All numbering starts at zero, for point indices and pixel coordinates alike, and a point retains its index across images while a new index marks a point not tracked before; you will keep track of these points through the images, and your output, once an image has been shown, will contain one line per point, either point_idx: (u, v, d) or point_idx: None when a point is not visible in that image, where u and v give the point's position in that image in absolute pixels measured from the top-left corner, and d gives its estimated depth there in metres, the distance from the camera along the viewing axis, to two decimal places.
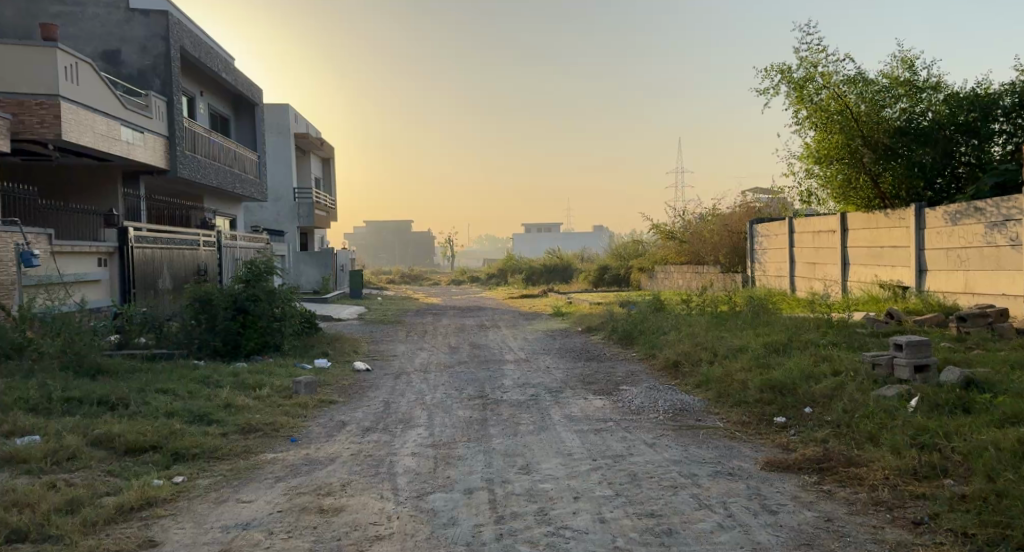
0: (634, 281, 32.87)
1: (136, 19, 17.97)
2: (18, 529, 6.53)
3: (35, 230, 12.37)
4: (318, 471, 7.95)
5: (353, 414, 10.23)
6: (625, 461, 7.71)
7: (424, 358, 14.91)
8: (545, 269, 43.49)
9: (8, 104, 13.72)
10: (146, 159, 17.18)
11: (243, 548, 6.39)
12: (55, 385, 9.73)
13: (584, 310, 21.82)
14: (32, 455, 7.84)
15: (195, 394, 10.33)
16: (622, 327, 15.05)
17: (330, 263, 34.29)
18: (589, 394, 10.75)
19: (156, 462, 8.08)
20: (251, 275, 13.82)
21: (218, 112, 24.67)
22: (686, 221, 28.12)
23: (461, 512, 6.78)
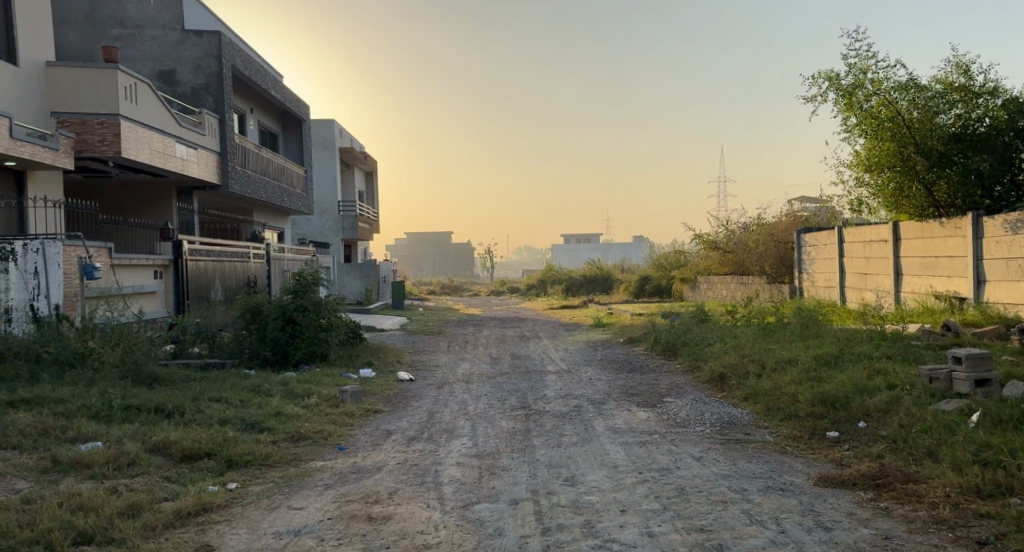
0: (676, 291, 32.76)
1: (190, 40, 18.46)
2: (84, 532, 6.69)
3: (95, 243, 12.76)
4: (366, 479, 8.09)
5: (398, 424, 10.38)
6: (672, 475, 7.72)
7: (467, 368, 15.04)
8: (586, 279, 43.46)
9: (72, 123, 14.33)
10: (200, 174, 17.62)
11: None
12: (115, 392, 10.02)
13: (626, 320, 21.79)
14: (95, 460, 8.07)
15: (246, 403, 10.54)
16: (665, 338, 15.02)
17: (373, 274, 34.68)
18: (633, 405, 10.78)
19: (210, 469, 8.29)
20: (299, 286, 14.10)
21: (267, 127, 25.17)
22: (729, 231, 27.99)
23: (507, 522, 6.86)
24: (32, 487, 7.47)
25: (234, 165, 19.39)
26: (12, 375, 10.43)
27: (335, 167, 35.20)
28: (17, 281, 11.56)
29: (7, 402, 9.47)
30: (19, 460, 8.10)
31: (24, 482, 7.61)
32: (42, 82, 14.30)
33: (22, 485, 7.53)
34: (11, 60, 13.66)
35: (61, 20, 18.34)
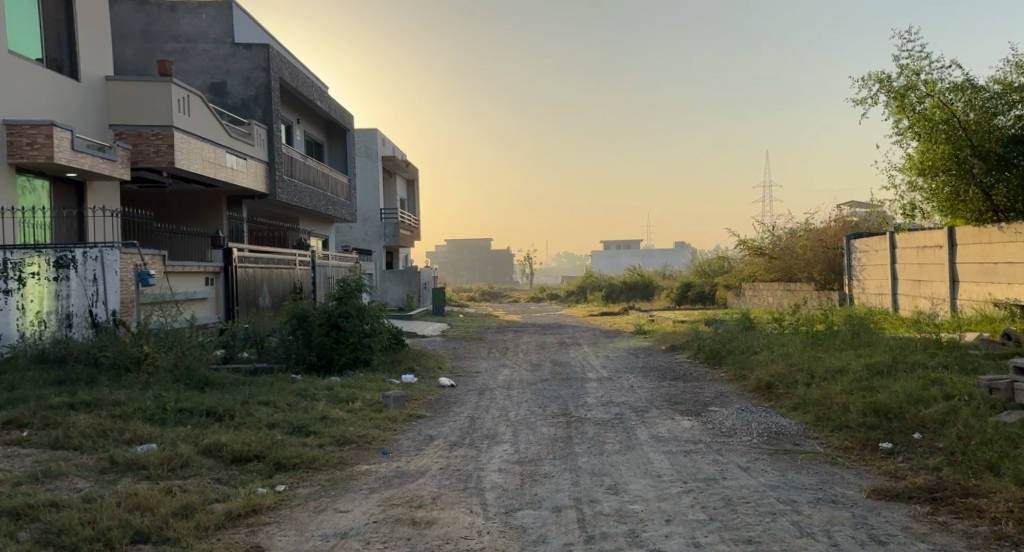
0: (720, 298, 32.54)
1: (240, 53, 18.84)
2: (140, 531, 6.80)
3: (150, 251, 13.07)
4: (410, 484, 8.18)
5: (441, 429, 10.47)
6: (718, 485, 7.69)
7: (508, 375, 15.08)
8: (626, 286, 43.31)
9: (129, 135, 14.76)
10: (249, 184, 17.98)
11: None
12: (169, 396, 10.25)
13: (668, 328, 21.67)
14: (150, 461, 8.27)
15: (293, 407, 10.72)
16: (709, 346, 14.93)
17: (415, 281, 34.94)
18: (676, 414, 10.75)
19: (260, 471, 8.45)
20: (343, 292, 14.32)
21: (313, 136, 25.58)
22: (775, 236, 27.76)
23: (550, 529, 6.90)
24: (90, 487, 7.65)
25: (282, 174, 19.75)
26: (72, 378, 10.74)
27: (378, 175, 35.58)
28: (77, 289, 11.91)
29: (66, 404, 9.75)
30: (79, 461, 8.33)
31: (85, 481, 7.80)
32: (100, 97, 14.75)
33: (82, 484, 7.73)
34: (73, 75, 14.13)
35: (118, 36, 18.90)
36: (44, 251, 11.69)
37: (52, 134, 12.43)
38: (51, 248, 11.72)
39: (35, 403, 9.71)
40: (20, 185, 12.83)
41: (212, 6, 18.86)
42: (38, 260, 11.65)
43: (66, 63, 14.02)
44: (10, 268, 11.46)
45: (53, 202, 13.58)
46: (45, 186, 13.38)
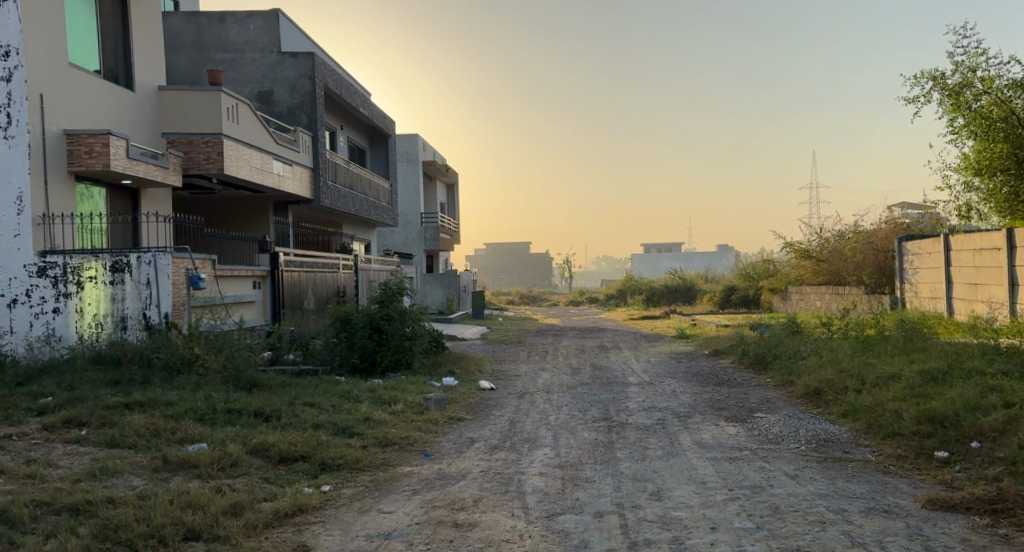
0: (765, 302, 32.17)
1: (287, 62, 19.19)
2: (192, 528, 6.88)
3: (201, 255, 13.30)
4: (451, 486, 8.22)
5: (481, 432, 10.51)
6: (765, 492, 7.61)
7: (547, 378, 15.06)
8: (668, 289, 43.00)
9: (181, 143, 15.10)
10: (295, 190, 18.27)
11: None
12: (219, 396, 10.44)
13: (711, 332, 21.49)
14: (201, 460, 8.41)
15: (337, 408, 10.84)
16: (754, 351, 14.78)
17: (453, 284, 35.11)
18: (721, 420, 10.65)
19: (306, 471, 8.56)
20: (386, 295, 14.44)
21: (356, 142, 25.88)
22: (823, 239, 27.40)
23: (593, 535, 6.88)
24: (145, 484, 7.80)
25: (326, 180, 20.04)
26: (127, 378, 10.99)
27: (418, 180, 35.88)
28: (132, 292, 12.19)
29: (122, 404, 9.98)
30: (133, 459, 8.50)
31: (140, 479, 7.97)
32: (153, 105, 15.08)
33: (136, 482, 7.89)
34: (128, 85, 14.47)
35: (169, 46, 19.32)
36: (101, 256, 12.01)
37: (109, 142, 12.73)
38: (107, 253, 12.04)
39: (92, 402, 9.96)
40: (79, 192, 13.13)
41: (259, 16, 19.19)
42: (96, 265, 11.97)
43: (121, 73, 14.36)
44: (70, 273, 11.79)
45: (109, 208, 13.90)
46: (102, 193, 13.69)
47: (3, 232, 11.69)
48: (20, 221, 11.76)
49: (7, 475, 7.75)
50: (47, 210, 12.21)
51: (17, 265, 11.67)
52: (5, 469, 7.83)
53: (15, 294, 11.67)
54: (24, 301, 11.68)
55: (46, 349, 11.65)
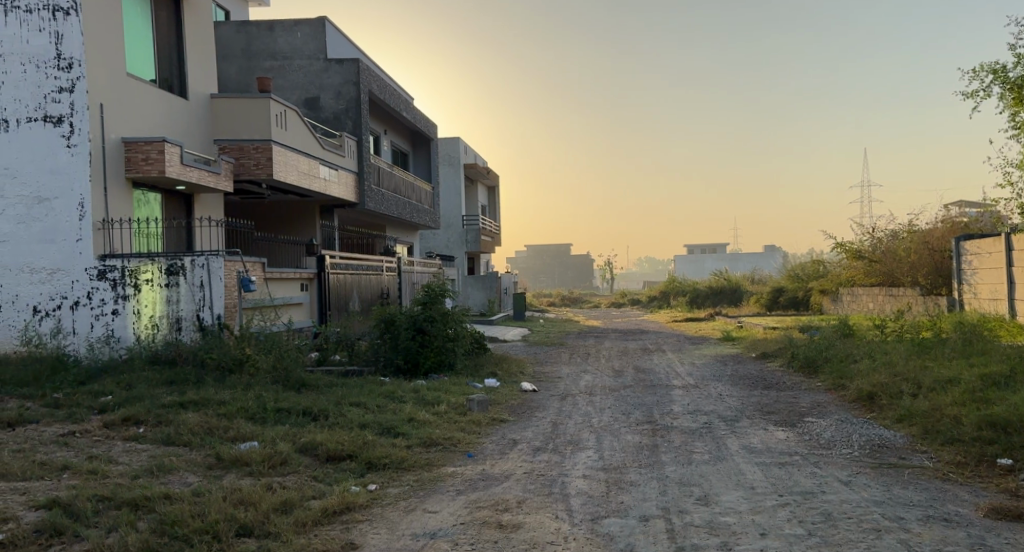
0: (815, 304, 31.69)
1: (333, 68, 19.42)
2: (244, 524, 6.96)
3: (252, 258, 13.51)
4: (495, 487, 8.23)
5: (524, 434, 10.49)
6: (817, 499, 7.48)
7: (590, 381, 15.00)
8: (712, 291, 42.63)
9: (232, 149, 15.36)
10: (340, 194, 18.47)
11: None
12: (269, 396, 10.58)
13: (758, 334, 21.22)
14: (252, 458, 8.52)
15: (382, 408, 10.91)
16: (804, 354, 14.56)
17: (494, 286, 35.17)
18: (770, 424, 10.50)
19: (353, 470, 8.64)
20: (428, 298, 14.47)
21: (399, 146, 26.06)
22: (875, 239, 26.92)
23: (639, 539, 6.81)
24: (199, 481, 7.93)
25: (371, 184, 20.22)
26: (181, 378, 11.20)
27: (460, 183, 36.04)
28: (186, 294, 12.50)
29: (177, 403, 10.17)
30: (188, 456, 8.66)
31: (194, 476, 8.10)
32: (206, 113, 15.38)
33: (191, 479, 8.02)
34: (182, 92, 14.76)
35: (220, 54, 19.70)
36: (157, 259, 12.33)
37: (165, 149, 12.99)
38: (163, 256, 12.34)
39: (149, 401, 10.16)
40: (136, 197, 13.40)
41: (306, 24, 19.47)
42: (152, 268, 12.31)
43: (175, 81, 14.66)
44: (127, 276, 12.19)
45: (164, 213, 14.21)
46: (157, 198, 13.98)
47: (66, 238, 12.12)
48: (83, 227, 12.13)
49: (70, 470, 7.94)
50: (107, 214, 12.54)
51: (78, 268, 12.12)
52: (68, 464, 8.03)
53: (77, 296, 12.14)
54: (85, 303, 12.14)
55: (107, 349, 12.05)
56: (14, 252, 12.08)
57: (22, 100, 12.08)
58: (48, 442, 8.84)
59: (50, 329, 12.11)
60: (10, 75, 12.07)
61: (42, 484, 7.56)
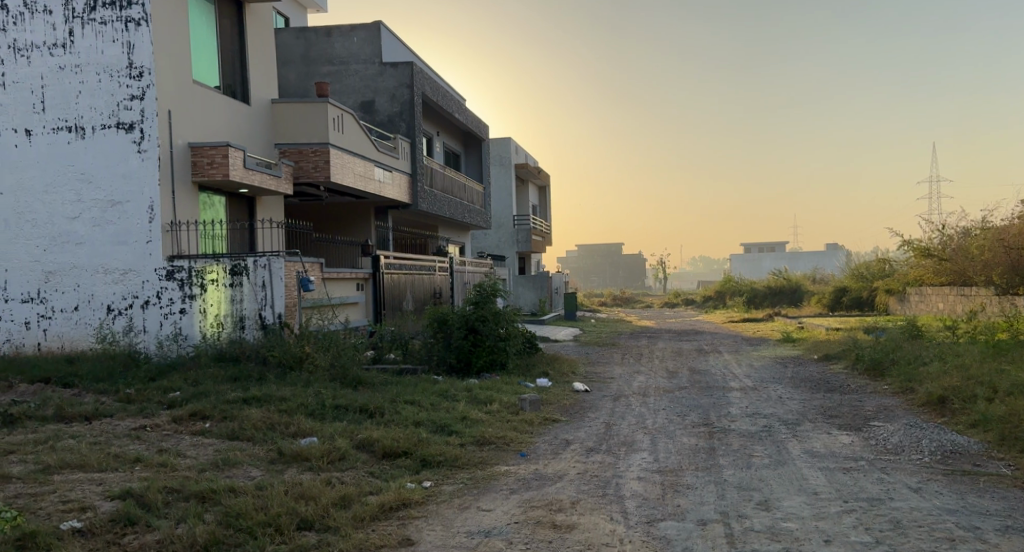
0: (881, 304, 31.21)
1: (388, 72, 19.75)
2: (306, 518, 7.15)
3: (310, 259, 13.84)
4: (549, 487, 8.33)
5: (577, 434, 10.57)
6: (884, 506, 7.40)
7: (644, 381, 15.00)
8: (771, 291, 42.12)
9: (292, 152, 15.75)
10: (394, 195, 18.77)
11: None
12: (328, 393, 10.84)
13: (819, 336, 21.03)
14: (312, 454, 8.75)
15: (436, 406, 11.10)
16: (870, 356, 14.36)
17: (545, 286, 35.26)
18: (833, 428, 10.40)
19: (408, 467, 8.81)
20: (480, 297, 14.64)
21: (451, 148, 26.36)
22: (945, 237, 26.37)
23: (696, 542, 6.83)
24: (262, 476, 8.17)
25: (424, 185, 20.50)
26: (245, 374, 11.55)
27: (510, 183, 36.27)
28: (249, 293, 12.82)
29: (241, 399, 10.49)
30: (251, 451, 8.94)
31: (257, 470, 8.36)
32: (267, 117, 15.76)
33: (255, 473, 8.28)
34: (244, 98, 15.15)
35: (280, 61, 20.19)
36: (221, 260, 12.68)
37: (229, 153, 13.35)
38: (227, 257, 12.69)
39: (215, 397, 10.50)
40: (203, 200, 13.83)
41: (363, 29, 19.86)
42: (216, 268, 12.67)
43: (238, 88, 15.07)
44: (194, 276, 12.64)
45: (228, 215, 14.64)
46: (222, 201, 14.40)
47: (137, 239, 12.66)
48: (152, 229, 12.62)
49: (142, 463, 8.27)
50: (175, 217, 12.95)
51: (149, 268, 12.65)
52: (140, 457, 8.36)
53: (147, 296, 12.66)
54: (155, 303, 12.66)
55: (174, 347, 12.50)
56: (91, 253, 12.78)
57: (97, 108, 12.75)
58: (121, 435, 9.21)
59: (123, 327, 12.69)
60: (87, 85, 12.78)
61: (117, 476, 7.89)
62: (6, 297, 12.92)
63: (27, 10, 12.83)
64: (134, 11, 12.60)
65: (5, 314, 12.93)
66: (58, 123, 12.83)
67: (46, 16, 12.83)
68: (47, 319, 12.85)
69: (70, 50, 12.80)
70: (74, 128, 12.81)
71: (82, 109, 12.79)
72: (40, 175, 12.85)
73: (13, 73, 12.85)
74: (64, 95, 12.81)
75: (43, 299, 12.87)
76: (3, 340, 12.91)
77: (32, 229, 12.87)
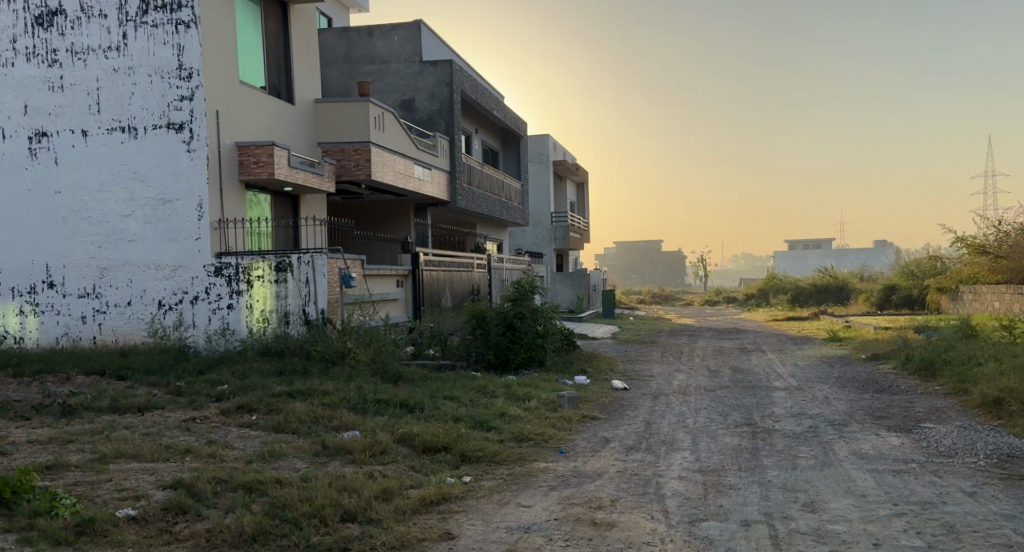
0: (933, 303, 30.80)
1: (428, 70, 19.91)
2: (349, 510, 7.28)
3: (352, 256, 14.04)
4: (588, 484, 8.38)
5: (616, 432, 10.62)
6: (936, 510, 7.34)
7: (684, 380, 14.97)
8: (817, 289, 41.60)
9: (334, 151, 15.96)
10: (433, 193, 18.93)
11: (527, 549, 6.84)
12: (369, 388, 11.03)
13: (867, 335, 20.74)
14: (355, 447, 8.91)
15: (475, 402, 11.22)
16: (921, 356, 14.17)
17: (584, 283, 35.24)
18: (881, 429, 10.30)
19: (448, 462, 8.93)
20: (518, 294, 14.75)
21: (490, 145, 26.50)
22: (1001, 234, 25.87)
23: (739, 543, 6.84)
24: (307, 468, 8.35)
25: (462, 183, 20.65)
26: (290, 368, 11.78)
27: (548, 180, 36.33)
28: (293, 289, 13.02)
29: (286, 392, 10.71)
30: (297, 443, 9.13)
31: (302, 463, 8.54)
32: (310, 116, 16.01)
33: (300, 465, 8.46)
34: (289, 98, 15.40)
35: (322, 60, 20.47)
36: (267, 256, 12.93)
37: (274, 153, 13.55)
38: (273, 254, 12.93)
39: (261, 390, 10.73)
40: (249, 199, 14.10)
41: (404, 28, 20.04)
42: (262, 265, 12.93)
43: (283, 88, 15.32)
44: (241, 272, 12.90)
45: (274, 213, 14.91)
46: (267, 199, 14.67)
47: (187, 236, 12.97)
48: (201, 226, 12.93)
49: (192, 454, 8.50)
50: (223, 215, 13.22)
51: (198, 265, 12.96)
52: (191, 448, 8.59)
53: (196, 291, 12.98)
54: (204, 298, 12.97)
55: (223, 341, 12.80)
56: (143, 249, 13.11)
57: (149, 109, 13.07)
58: (173, 426, 9.46)
59: (173, 321, 13.00)
60: (139, 86, 13.11)
61: (169, 466, 8.12)
62: (63, 292, 13.32)
63: (84, 15, 13.20)
64: (184, 14, 12.88)
65: (63, 309, 13.32)
66: (112, 123, 13.19)
67: (101, 20, 13.18)
68: (102, 313, 13.22)
69: (124, 52, 13.14)
70: (127, 129, 13.15)
71: (135, 110, 13.13)
72: (95, 174, 13.22)
73: (71, 75, 13.24)
74: (118, 96, 13.16)
75: (99, 295, 13.24)
76: (61, 334, 13.30)
77: (87, 227, 13.26)
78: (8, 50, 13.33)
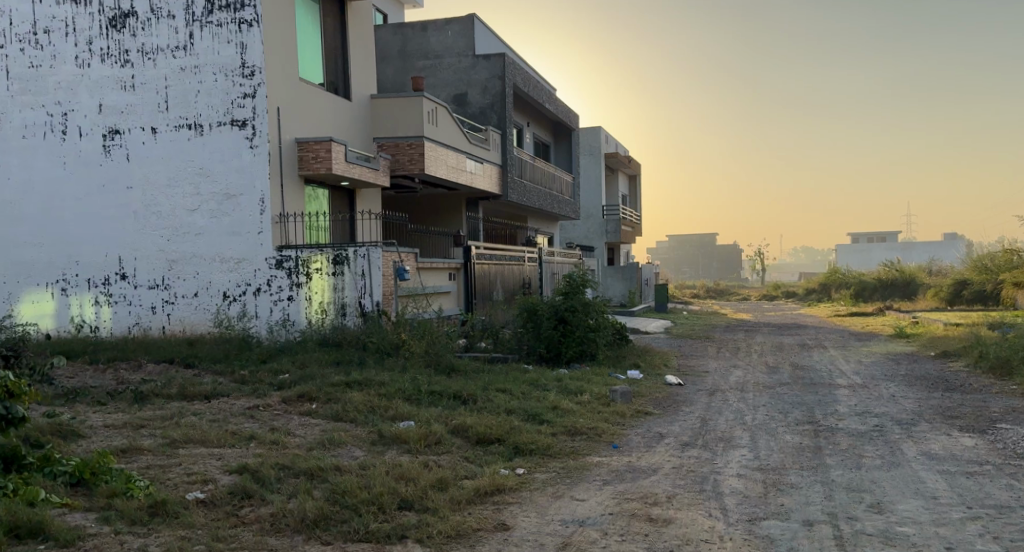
0: (1009, 298, 29.88)
1: (480, 64, 19.91)
2: (406, 499, 7.27)
3: (406, 249, 14.06)
4: (643, 480, 8.25)
5: (671, 428, 10.45)
6: (1013, 514, 7.05)
7: (740, 376, 14.69)
8: (881, 284, 40.58)
9: (389, 146, 16.02)
10: (486, 187, 18.91)
11: (584, 543, 6.74)
12: (423, 379, 11.05)
13: (936, 331, 20.13)
14: (410, 437, 8.90)
15: (527, 395, 11.14)
16: (995, 354, 13.69)
17: (635, 278, 34.88)
18: (952, 430, 9.96)
19: (502, 454, 8.88)
20: (569, 288, 14.60)
21: (541, 138, 26.40)
22: None
23: (802, 543, 6.66)
24: (365, 456, 8.37)
25: (514, 177, 20.59)
26: (347, 358, 11.85)
27: (600, 173, 36.09)
28: (350, 282, 13.13)
29: (343, 382, 10.78)
30: (354, 432, 9.18)
31: (360, 451, 8.58)
32: (367, 112, 16.10)
33: (358, 453, 8.50)
34: (347, 94, 15.50)
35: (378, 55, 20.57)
36: (325, 250, 13.05)
37: (332, 148, 13.62)
38: (331, 247, 13.03)
39: (319, 380, 10.82)
40: (308, 193, 14.23)
41: (457, 22, 19.96)
42: (321, 258, 13.05)
43: (341, 84, 15.43)
44: (300, 265, 13.05)
45: (331, 207, 15.03)
46: (325, 193, 14.79)
47: (249, 229, 13.15)
48: (263, 220, 13.09)
49: (256, 440, 8.60)
50: (283, 209, 13.36)
51: (260, 258, 13.13)
52: (255, 435, 8.69)
53: (259, 283, 13.16)
54: (266, 290, 13.14)
55: (284, 332, 12.98)
56: (209, 242, 13.33)
57: (213, 106, 13.25)
58: (236, 413, 9.58)
59: (237, 313, 13.21)
60: (205, 84, 13.29)
61: (234, 451, 8.22)
62: (135, 283, 13.62)
63: (154, 15, 13.43)
64: (247, 13, 13.02)
65: (134, 300, 13.62)
66: (180, 121, 13.41)
67: (170, 21, 13.39)
68: (171, 304, 13.48)
69: (190, 51, 13.34)
70: (194, 126, 13.36)
71: (201, 108, 13.33)
72: (165, 170, 13.47)
73: (142, 74, 13.50)
74: (185, 94, 13.37)
75: (168, 286, 13.49)
76: (132, 324, 13.59)
77: (157, 221, 13.52)
78: (85, 51, 13.68)
